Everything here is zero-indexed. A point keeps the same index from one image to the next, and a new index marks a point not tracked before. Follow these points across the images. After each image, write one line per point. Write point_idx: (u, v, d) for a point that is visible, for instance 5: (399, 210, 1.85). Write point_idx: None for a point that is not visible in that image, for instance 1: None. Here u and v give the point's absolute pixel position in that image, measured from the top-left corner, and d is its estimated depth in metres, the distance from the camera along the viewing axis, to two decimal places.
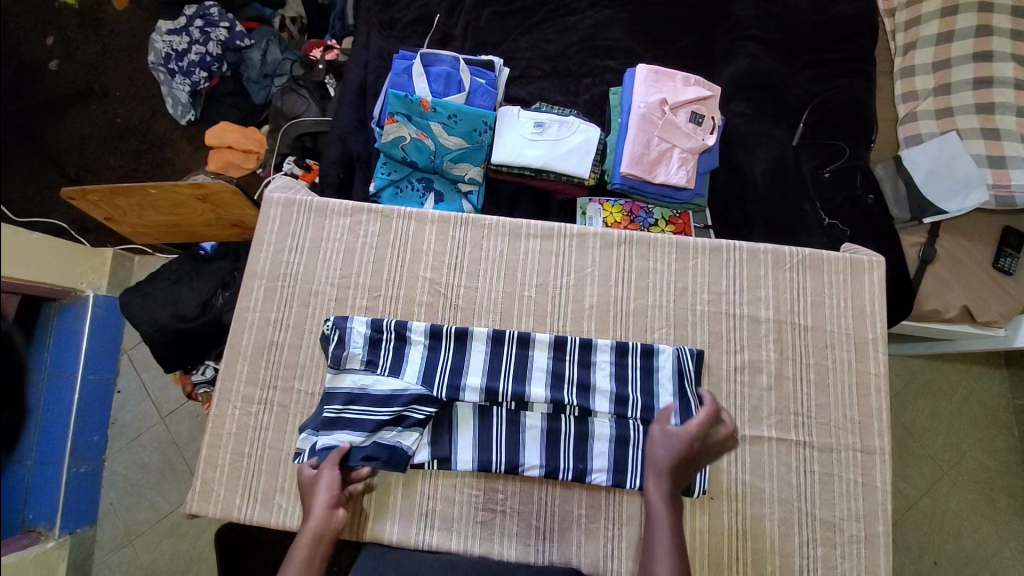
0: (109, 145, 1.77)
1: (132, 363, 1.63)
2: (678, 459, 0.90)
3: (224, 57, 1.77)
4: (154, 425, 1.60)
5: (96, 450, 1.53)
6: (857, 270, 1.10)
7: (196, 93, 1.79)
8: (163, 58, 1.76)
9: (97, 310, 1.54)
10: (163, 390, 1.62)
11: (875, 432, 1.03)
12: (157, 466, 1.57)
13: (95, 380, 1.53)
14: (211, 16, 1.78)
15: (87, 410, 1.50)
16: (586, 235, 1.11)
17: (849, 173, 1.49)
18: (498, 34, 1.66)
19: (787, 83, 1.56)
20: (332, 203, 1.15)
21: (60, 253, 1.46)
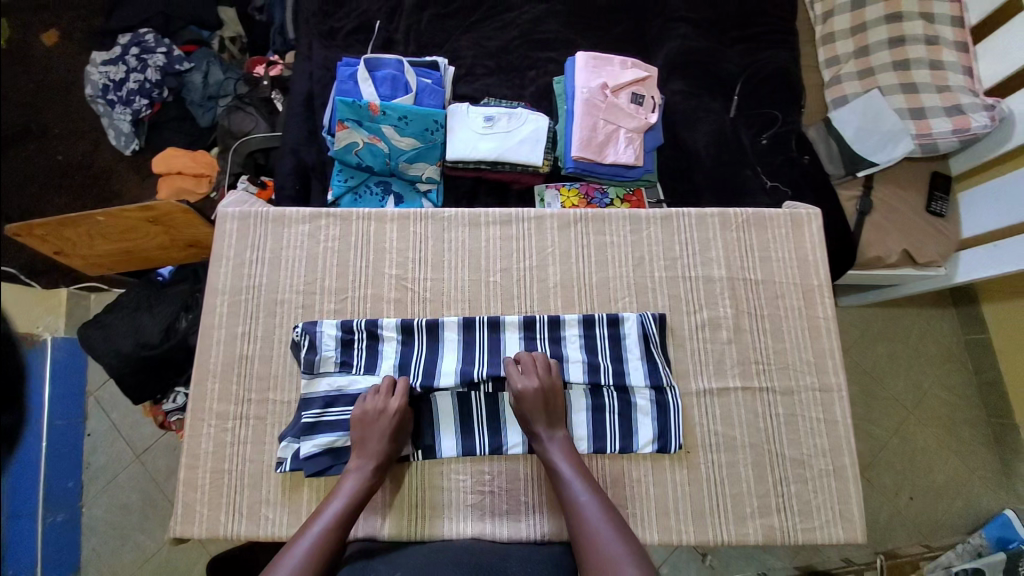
0: (53, 183, 1.73)
1: (99, 405, 1.57)
2: (535, 399, 0.97)
3: (163, 82, 1.73)
4: (130, 465, 1.54)
5: (71, 497, 1.48)
6: (798, 223, 1.17)
7: (139, 121, 1.75)
8: (101, 89, 1.72)
9: (57, 352, 1.49)
10: (135, 427, 1.56)
11: (830, 370, 1.10)
12: (138, 505, 1.52)
13: (63, 425, 1.48)
14: (147, 43, 1.74)
15: (55, 457, 1.44)
16: (543, 216, 1.15)
17: (784, 138, 1.58)
18: (440, 35, 1.69)
19: (718, 59, 1.64)
20: (289, 211, 1.15)
21: (12, 299, 1.41)
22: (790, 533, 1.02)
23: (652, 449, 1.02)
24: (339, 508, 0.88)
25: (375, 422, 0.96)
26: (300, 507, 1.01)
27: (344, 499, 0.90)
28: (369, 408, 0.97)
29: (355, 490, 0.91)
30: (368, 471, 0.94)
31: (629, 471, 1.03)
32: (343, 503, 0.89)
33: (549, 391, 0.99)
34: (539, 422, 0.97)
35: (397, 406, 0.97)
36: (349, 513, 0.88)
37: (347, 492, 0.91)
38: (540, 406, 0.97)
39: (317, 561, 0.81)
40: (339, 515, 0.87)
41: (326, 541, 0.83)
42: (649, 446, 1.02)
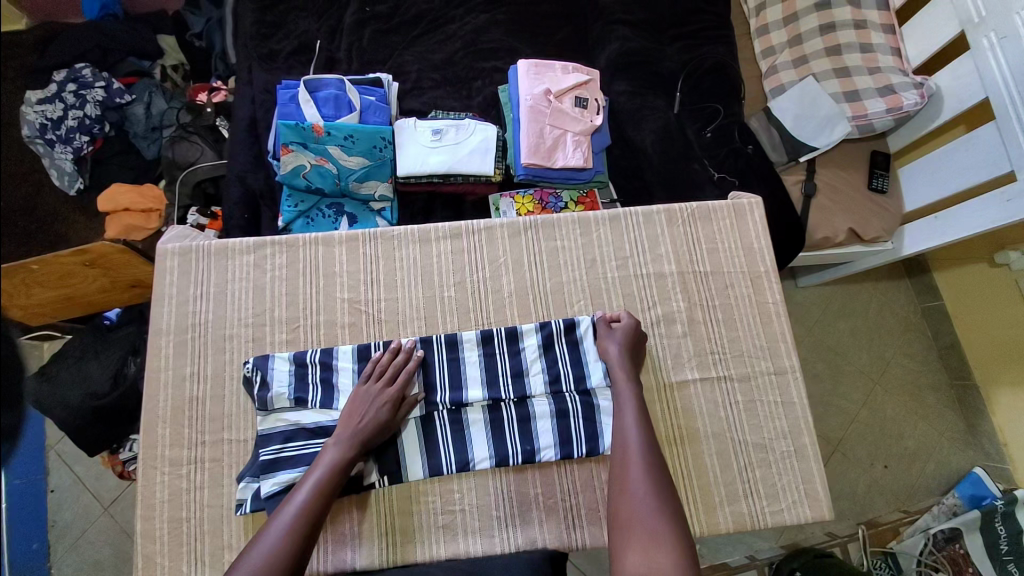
0: None
1: (61, 458, 1.52)
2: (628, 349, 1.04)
3: (104, 117, 1.68)
4: (99, 519, 1.48)
5: (36, 559, 1.40)
6: (740, 213, 1.21)
7: (81, 159, 1.68)
8: (37, 129, 1.64)
9: None
10: (99, 479, 1.50)
11: (783, 353, 1.13)
12: (111, 560, 1.45)
13: (22, 484, 1.40)
14: (84, 78, 1.67)
15: (19, 520, 1.37)
16: (493, 227, 1.15)
17: (727, 130, 1.62)
18: (383, 51, 1.68)
19: (659, 58, 1.68)
20: (232, 242, 1.12)
21: None
22: (760, 517, 1.04)
23: None
24: (318, 482, 0.90)
25: (363, 402, 0.98)
26: None
27: (323, 473, 0.91)
28: (366, 387, 1.00)
29: (333, 463, 0.92)
30: (345, 448, 0.94)
31: (597, 473, 1.03)
32: (321, 477, 0.91)
33: (640, 340, 1.06)
34: (630, 370, 1.02)
35: (393, 392, 0.99)
36: (326, 489, 0.90)
37: (327, 463, 0.92)
38: (636, 348, 1.05)
39: (292, 533, 0.84)
40: (316, 489, 0.89)
41: (302, 514, 0.86)
42: None
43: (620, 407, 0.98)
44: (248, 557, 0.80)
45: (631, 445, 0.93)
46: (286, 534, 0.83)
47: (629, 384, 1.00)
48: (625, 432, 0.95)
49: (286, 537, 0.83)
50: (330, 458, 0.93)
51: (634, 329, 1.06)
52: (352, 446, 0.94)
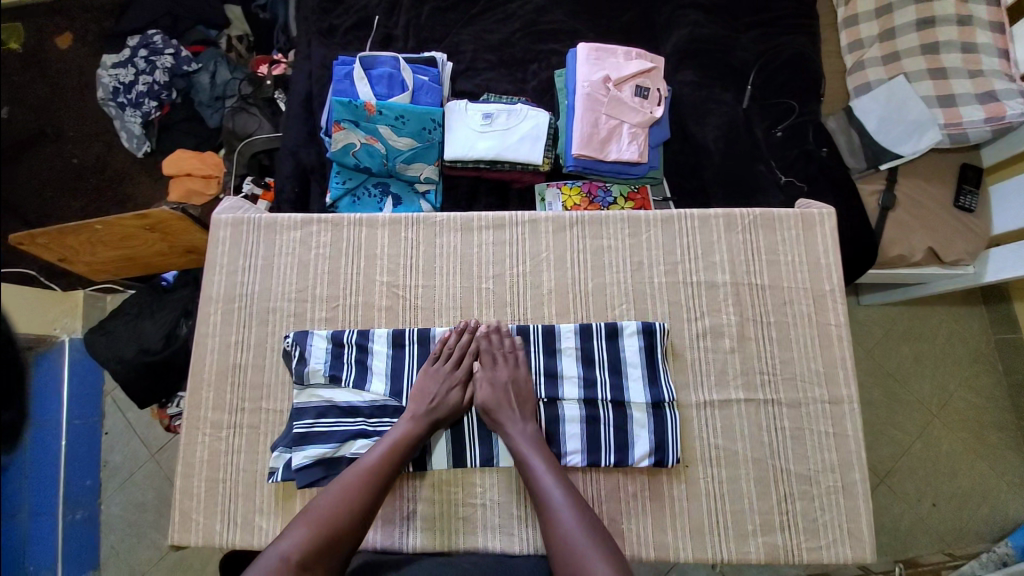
0: (67, 187, 1.75)
1: (116, 404, 1.63)
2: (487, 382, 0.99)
3: (172, 83, 1.74)
4: (146, 463, 1.59)
5: (89, 495, 1.54)
6: (809, 225, 1.11)
7: (149, 123, 1.75)
8: (111, 92, 1.73)
9: (74, 355, 1.52)
10: (149, 427, 1.62)
11: (841, 381, 1.05)
12: (154, 504, 1.57)
13: (81, 425, 1.53)
14: (155, 44, 1.74)
15: (75, 458, 1.50)
16: (537, 220, 1.10)
17: (801, 128, 1.50)
18: (441, 29, 1.64)
19: (731, 48, 1.56)
20: (281, 217, 1.14)
21: (30, 300, 1.43)
22: (796, 551, 0.98)
23: (648, 463, 0.98)
24: (386, 450, 0.93)
25: (432, 382, 1.00)
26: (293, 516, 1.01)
27: (392, 443, 0.94)
28: (437, 368, 1.01)
29: (403, 437, 0.95)
30: (416, 422, 0.96)
31: (624, 485, 0.99)
32: (391, 445, 0.94)
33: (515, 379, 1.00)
34: (498, 403, 0.98)
35: (462, 377, 1.00)
36: (391, 463, 0.92)
37: (397, 437, 0.95)
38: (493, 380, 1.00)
39: (352, 495, 0.88)
40: (385, 456, 0.93)
41: (368, 477, 0.90)
42: (645, 460, 0.98)
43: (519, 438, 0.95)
44: (316, 505, 0.87)
45: (541, 473, 0.91)
46: (352, 492, 0.88)
47: (509, 407, 0.97)
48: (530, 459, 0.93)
49: (347, 497, 0.88)
50: (402, 427, 0.96)
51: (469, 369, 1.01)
52: (423, 420, 0.96)
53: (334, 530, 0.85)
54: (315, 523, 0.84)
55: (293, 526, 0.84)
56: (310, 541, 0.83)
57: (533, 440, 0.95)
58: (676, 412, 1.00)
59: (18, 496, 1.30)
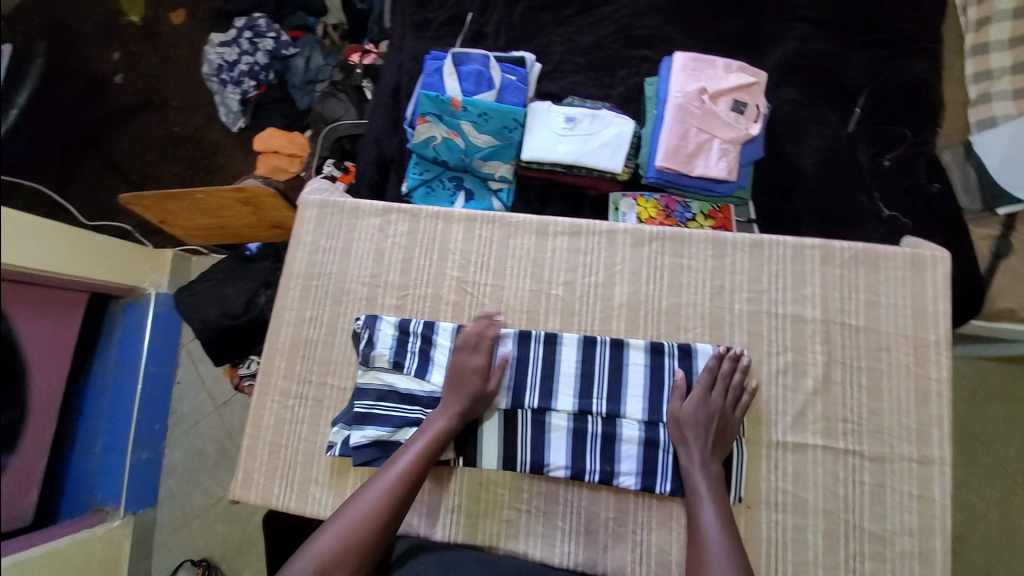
0: (167, 153, 1.91)
1: (189, 357, 1.78)
2: (710, 425, 0.93)
3: (270, 66, 1.85)
4: (210, 415, 1.74)
5: (156, 438, 1.69)
6: (918, 266, 1.01)
7: (246, 101, 1.88)
8: (216, 69, 1.87)
9: (158, 307, 1.67)
10: (216, 382, 1.76)
11: (934, 441, 0.94)
12: (212, 455, 1.71)
13: (156, 372, 1.68)
14: (259, 27, 1.86)
15: (148, 401, 1.64)
16: (615, 231, 1.07)
17: (910, 161, 1.38)
18: (532, 29, 1.64)
19: (841, 67, 1.45)
20: (364, 203, 1.18)
21: (129, 255, 1.56)
22: None
23: None
24: (423, 448, 0.93)
25: (460, 374, 0.99)
26: (344, 492, 1.05)
27: (429, 440, 0.94)
28: (461, 361, 1.00)
29: (434, 434, 0.95)
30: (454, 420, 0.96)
31: (676, 514, 0.95)
32: (427, 443, 0.94)
33: (721, 421, 0.93)
34: (692, 445, 0.92)
35: (485, 364, 1.00)
36: (424, 460, 0.93)
37: (428, 434, 0.95)
38: (705, 427, 0.93)
39: (391, 495, 0.88)
40: (422, 454, 0.93)
41: (406, 477, 0.90)
42: None
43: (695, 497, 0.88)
44: (355, 504, 0.87)
45: (709, 541, 0.83)
46: (391, 491, 0.89)
47: (702, 463, 0.90)
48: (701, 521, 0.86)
49: (386, 497, 0.88)
50: (438, 424, 0.95)
51: (720, 410, 0.93)
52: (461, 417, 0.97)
53: (374, 531, 0.85)
54: (357, 523, 0.85)
55: (333, 523, 0.85)
56: (353, 543, 0.83)
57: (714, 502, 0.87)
58: (744, 447, 0.94)
59: (92, 430, 1.51)
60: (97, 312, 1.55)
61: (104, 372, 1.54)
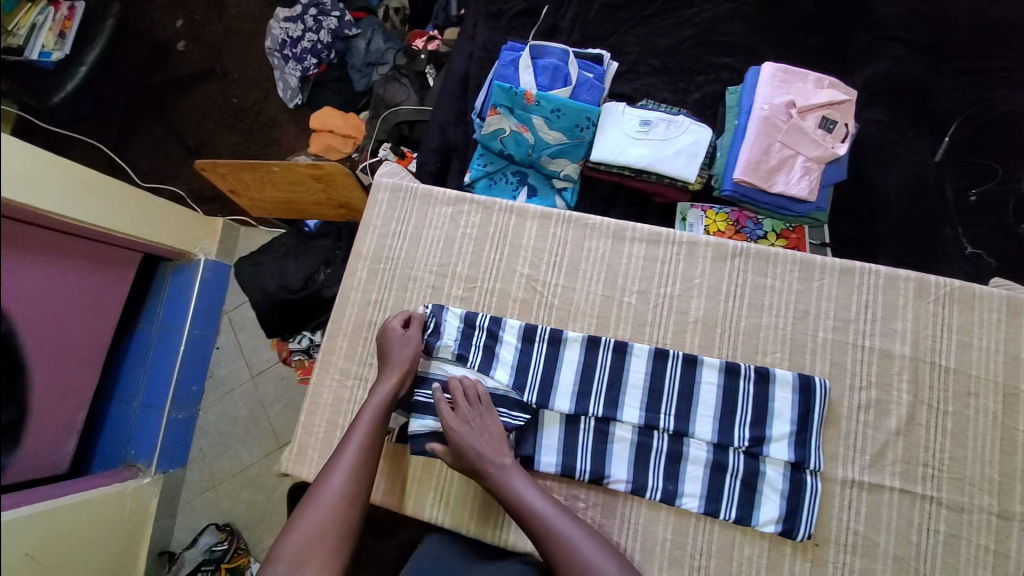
0: (225, 123, 1.87)
1: (230, 325, 1.79)
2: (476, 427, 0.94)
3: (332, 45, 1.81)
4: (244, 383, 1.75)
5: (193, 399, 1.70)
6: (1016, 311, 0.95)
7: (305, 78, 1.84)
8: (278, 44, 1.83)
9: (206, 273, 1.68)
10: (255, 350, 1.76)
11: (1016, 496, 0.89)
12: (244, 420, 1.72)
13: (199, 335, 1.69)
14: (325, 5, 1.82)
15: (189, 363, 1.65)
16: (696, 243, 1.04)
17: (998, 198, 1.29)
18: (607, 26, 1.59)
19: (935, 91, 1.36)
20: (437, 191, 1.17)
21: (182, 220, 1.57)
22: None
23: (773, 530, 0.89)
24: (372, 419, 0.96)
25: (394, 348, 1.02)
26: (396, 479, 1.04)
27: (375, 412, 0.97)
28: (393, 337, 1.03)
29: (380, 406, 0.97)
30: (396, 387, 0.99)
31: (738, 544, 0.91)
32: (376, 414, 0.96)
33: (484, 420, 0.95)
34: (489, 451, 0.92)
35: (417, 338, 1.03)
36: (377, 430, 0.95)
37: (376, 407, 0.97)
38: (479, 427, 0.94)
39: (356, 471, 0.90)
40: (374, 427, 0.95)
41: (366, 453, 0.92)
42: (770, 526, 0.90)
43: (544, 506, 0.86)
44: (323, 490, 0.88)
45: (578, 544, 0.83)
46: (354, 468, 0.90)
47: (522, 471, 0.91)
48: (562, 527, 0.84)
49: (353, 473, 0.90)
50: (382, 394, 0.98)
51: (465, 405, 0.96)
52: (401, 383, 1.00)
53: (348, 510, 0.87)
54: (329, 507, 0.86)
55: (306, 514, 0.85)
56: (329, 525, 0.85)
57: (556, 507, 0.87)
58: (819, 481, 0.91)
59: (134, 384, 1.55)
60: (148, 274, 1.61)
61: (149, 330, 1.58)
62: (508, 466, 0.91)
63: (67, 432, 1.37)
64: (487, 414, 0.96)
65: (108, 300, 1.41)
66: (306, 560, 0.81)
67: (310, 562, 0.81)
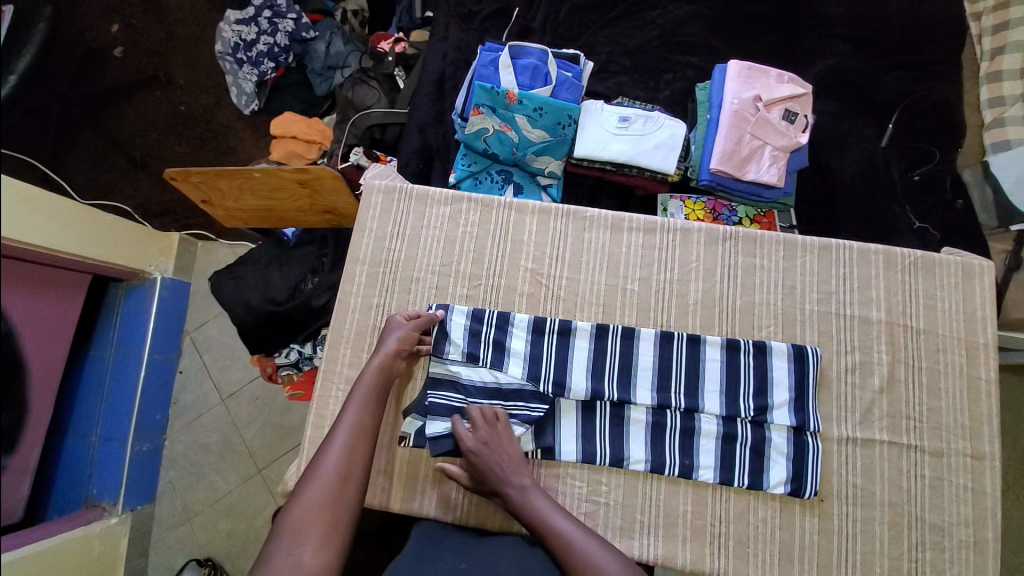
0: (173, 133, 1.72)
1: (193, 345, 1.63)
2: (493, 446, 0.94)
3: (290, 48, 1.71)
4: (215, 407, 1.59)
5: (157, 429, 1.54)
6: (969, 275, 1.08)
7: (262, 83, 1.74)
8: (230, 47, 1.71)
9: (164, 292, 1.55)
10: (223, 371, 1.61)
11: (985, 438, 1.01)
12: (217, 446, 1.56)
13: (160, 360, 1.54)
14: (279, 7, 1.71)
15: (151, 390, 1.51)
16: (690, 229, 1.10)
17: (938, 177, 1.45)
18: (577, 28, 1.63)
19: (876, 84, 1.52)
20: (433, 191, 1.16)
21: (133, 237, 1.44)
22: None
23: (784, 490, 0.96)
24: (366, 393, 0.95)
25: (385, 329, 1.03)
26: (415, 485, 1.02)
27: (368, 389, 0.96)
28: (387, 322, 1.05)
29: (371, 383, 0.96)
30: (388, 361, 0.99)
31: (754, 508, 0.98)
32: (369, 388, 0.96)
33: (495, 440, 0.95)
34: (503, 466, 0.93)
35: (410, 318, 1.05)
36: (370, 407, 0.94)
37: (367, 384, 0.96)
38: (496, 446, 0.94)
39: (351, 445, 0.89)
40: (368, 400, 0.94)
41: (361, 428, 0.91)
42: (781, 487, 0.97)
43: (550, 512, 0.88)
44: (320, 464, 0.86)
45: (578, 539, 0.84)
46: (350, 441, 0.89)
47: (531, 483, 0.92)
48: (564, 527, 0.86)
49: (346, 447, 0.88)
50: (375, 368, 0.98)
51: (484, 431, 0.95)
52: (395, 357, 1.00)
53: (344, 484, 0.85)
54: (327, 479, 0.84)
55: (304, 488, 0.83)
56: (325, 499, 0.83)
57: (561, 511, 0.89)
58: (818, 440, 0.99)
59: (92, 416, 1.41)
60: (97, 297, 1.46)
61: (103, 355, 1.44)
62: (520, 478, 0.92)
63: (23, 475, 1.22)
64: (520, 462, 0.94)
65: (62, 328, 1.28)
66: (307, 533, 0.79)
67: (310, 536, 0.79)
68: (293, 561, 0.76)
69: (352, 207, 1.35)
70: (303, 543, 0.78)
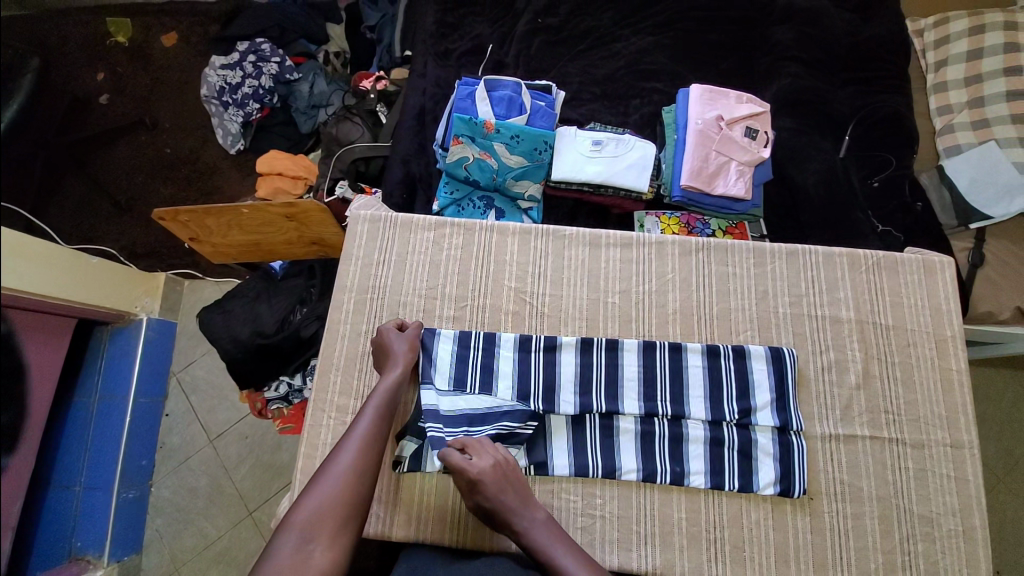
0: (159, 175, 1.75)
1: (180, 386, 1.61)
2: (497, 485, 0.90)
3: (274, 89, 1.77)
4: (203, 448, 1.56)
5: (143, 475, 1.51)
6: (931, 270, 1.14)
7: (247, 124, 1.79)
8: (216, 91, 1.77)
9: (150, 332, 1.54)
10: (212, 411, 1.59)
11: (962, 426, 1.05)
12: (206, 489, 1.53)
13: (146, 403, 1.52)
14: (263, 52, 1.78)
15: (137, 433, 1.49)
16: (664, 242, 1.15)
17: (897, 183, 1.54)
18: (549, 60, 1.72)
19: (829, 99, 1.62)
20: (417, 218, 1.20)
21: (119, 279, 1.45)
22: None
23: (774, 491, 0.98)
24: (381, 398, 0.97)
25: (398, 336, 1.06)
26: (412, 512, 1.02)
27: (383, 395, 0.98)
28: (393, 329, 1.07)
29: (387, 389, 0.98)
30: (404, 369, 1.01)
31: (747, 511, 0.99)
32: (385, 394, 0.97)
33: (500, 479, 0.91)
34: (511, 507, 0.90)
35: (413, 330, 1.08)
36: (385, 412, 0.95)
37: (383, 390, 0.98)
38: (503, 486, 0.91)
39: (366, 448, 0.89)
40: (383, 405, 0.96)
41: (375, 432, 0.92)
42: (770, 488, 0.99)
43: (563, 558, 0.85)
44: (334, 463, 0.86)
45: None
46: (365, 445, 0.89)
47: (546, 524, 0.89)
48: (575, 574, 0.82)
49: (360, 448, 0.89)
50: (391, 375, 1.00)
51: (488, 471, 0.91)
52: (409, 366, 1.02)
53: (357, 484, 0.85)
54: (340, 479, 0.85)
55: (317, 486, 0.83)
56: (336, 498, 0.83)
57: (573, 555, 0.85)
58: (802, 438, 1.02)
59: (74, 466, 1.37)
60: (82, 342, 1.44)
61: (87, 403, 1.41)
62: (534, 520, 0.90)
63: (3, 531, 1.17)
64: (552, 527, 0.90)
65: (43, 373, 1.26)
66: (318, 531, 0.79)
67: (321, 534, 0.79)
68: (302, 556, 0.77)
69: (338, 238, 1.40)
70: (313, 541, 0.78)
